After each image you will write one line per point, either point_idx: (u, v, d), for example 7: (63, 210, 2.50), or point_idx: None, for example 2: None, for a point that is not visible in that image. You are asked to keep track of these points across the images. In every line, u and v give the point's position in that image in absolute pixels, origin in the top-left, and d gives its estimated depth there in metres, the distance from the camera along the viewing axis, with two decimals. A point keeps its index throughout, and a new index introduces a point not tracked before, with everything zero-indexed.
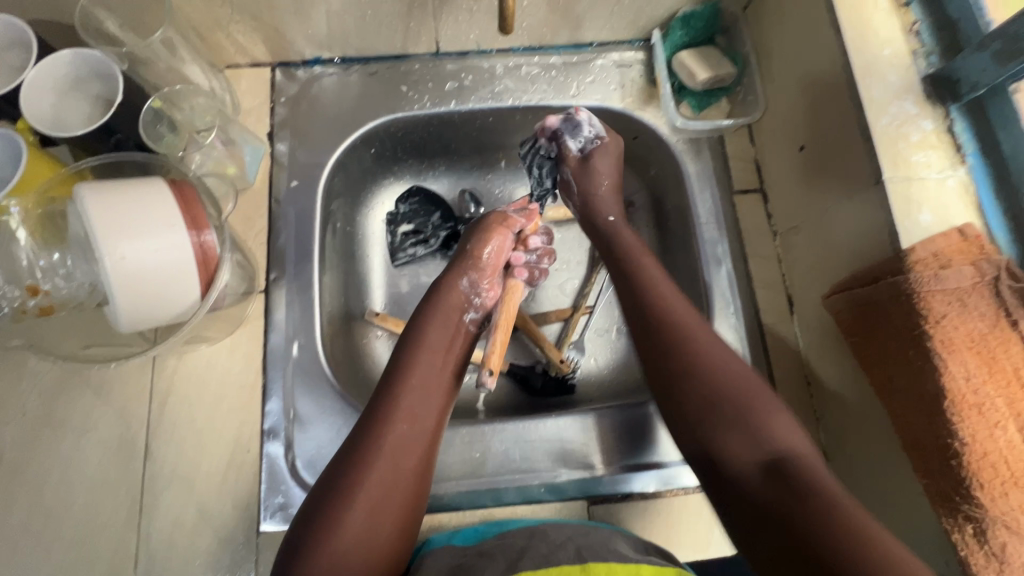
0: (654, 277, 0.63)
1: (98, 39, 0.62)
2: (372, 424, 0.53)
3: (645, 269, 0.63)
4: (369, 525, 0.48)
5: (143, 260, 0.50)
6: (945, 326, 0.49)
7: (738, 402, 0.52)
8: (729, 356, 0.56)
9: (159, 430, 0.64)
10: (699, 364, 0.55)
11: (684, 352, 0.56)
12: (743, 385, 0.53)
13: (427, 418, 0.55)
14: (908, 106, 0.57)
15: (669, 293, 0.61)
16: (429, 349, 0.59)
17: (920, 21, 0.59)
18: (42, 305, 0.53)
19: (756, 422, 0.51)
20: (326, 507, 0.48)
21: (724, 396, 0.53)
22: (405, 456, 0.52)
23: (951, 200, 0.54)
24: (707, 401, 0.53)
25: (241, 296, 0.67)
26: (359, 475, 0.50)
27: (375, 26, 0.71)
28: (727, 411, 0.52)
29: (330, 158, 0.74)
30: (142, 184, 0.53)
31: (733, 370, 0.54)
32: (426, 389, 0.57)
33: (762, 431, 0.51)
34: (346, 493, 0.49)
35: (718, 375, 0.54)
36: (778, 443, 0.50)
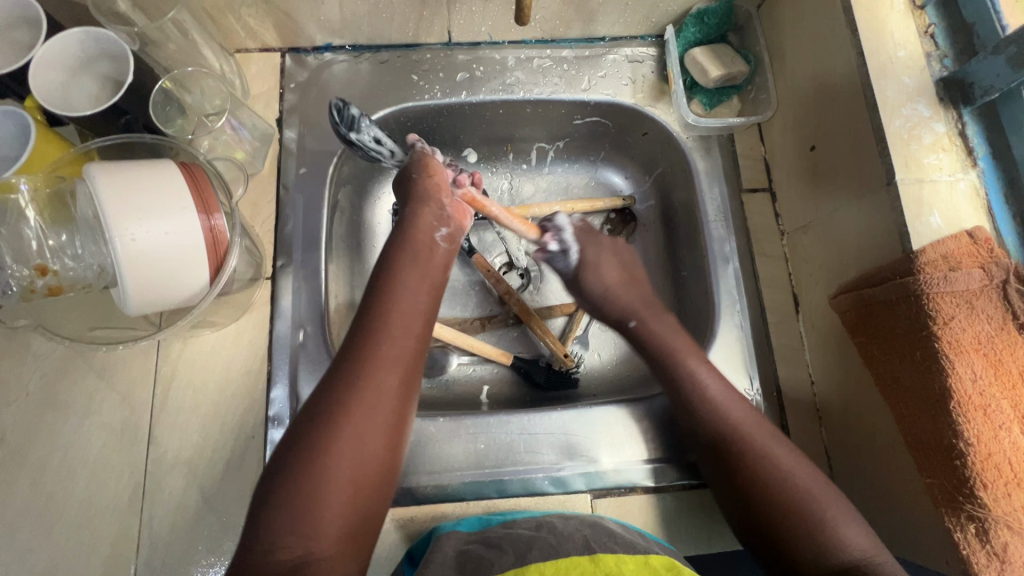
0: (699, 373, 0.63)
1: (110, 18, 0.62)
2: (347, 388, 0.51)
3: (690, 372, 0.63)
4: (349, 492, 0.48)
5: (155, 242, 0.50)
6: (953, 327, 0.50)
7: (806, 503, 0.54)
8: (786, 450, 0.57)
9: (163, 415, 0.63)
10: (758, 461, 0.57)
11: (735, 452, 0.58)
12: (814, 488, 0.55)
13: (400, 376, 0.53)
14: (922, 108, 0.57)
15: (717, 390, 0.62)
16: (401, 305, 0.57)
17: (936, 24, 0.59)
18: (51, 285, 0.52)
19: (828, 529, 0.52)
20: (297, 481, 0.47)
21: (790, 496, 0.54)
22: (377, 420, 0.51)
23: (963, 204, 0.54)
24: (781, 498, 0.55)
25: (248, 282, 0.66)
26: (330, 442, 0.49)
27: (388, 13, 0.71)
28: (794, 520, 0.54)
29: (339, 146, 0.73)
30: (153, 166, 0.52)
31: (799, 476, 0.55)
32: (401, 350, 0.55)
33: (830, 531, 0.52)
34: (321, 459, 0.48)
35: (800, 478, 0.55)
36: (850, 547, 0.51)
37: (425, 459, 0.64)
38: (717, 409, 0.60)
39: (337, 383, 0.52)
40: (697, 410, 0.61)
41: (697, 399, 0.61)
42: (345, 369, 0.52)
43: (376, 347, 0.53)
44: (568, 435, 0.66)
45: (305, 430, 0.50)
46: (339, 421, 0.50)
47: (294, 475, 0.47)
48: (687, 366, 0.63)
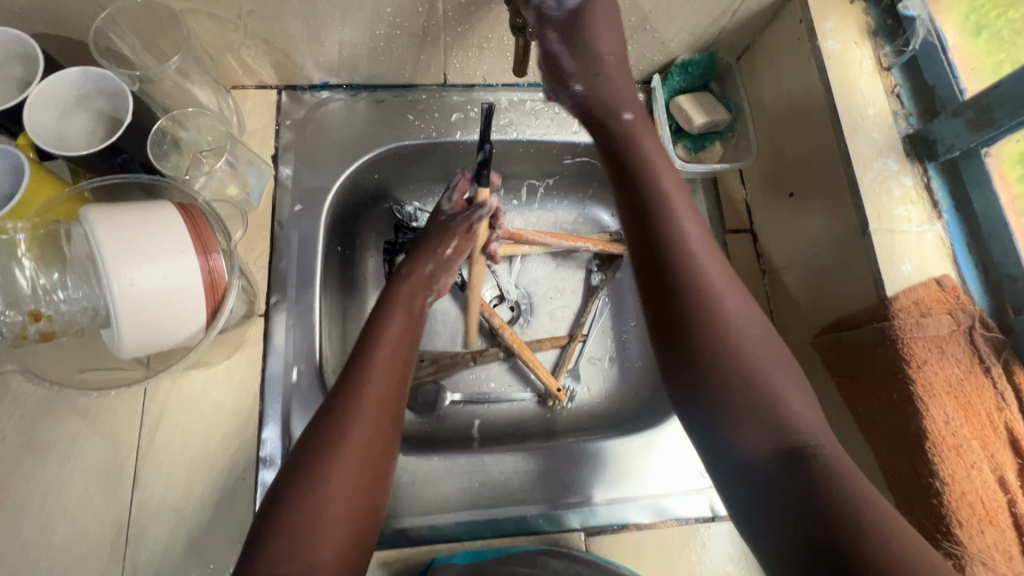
0: (687, 228, 0.52)
1: (109, 57, 0.62)
2: (346, 391, 0.52)
3: (679, 230, 0.51)
4: (355, 475, 0.47)
5: (155, 287, 0.50)
6: (926, 371, 0.53)
7: (746, 370, 0.46)
8: (750, 308, 0.48)
9: (149, 456, 0.62)
10: (714, 314, 0.48)
11: (728, 341, 0.47)
12: (755, 381, 0.45)
13: (397, 374, 0.56)
14: (891, 163, 0.61)
15: (701, 250, 0.51)
16: (395, 325, 0.60)
17: (901, 85, 0.64)
18: (44, 331, 0.51)
19: (778, 410, 0.44)
20: (306, 464, 0.47)
21: (747, 376, 0.45)
22: (380, 414, 0.52)
23: (931, 252, 0.58)
24: (729, 390, 0.45)
25: (241, 319, 0.66)
26: (336, 433, 0.49)
27: (386, 56, 0.72)
28: (756, 384, 0.45)
29: (334, 183, 0.74)
30: (151, 208, 0.52)
31: (726, 300, 0.48)
32: (396, 356, 0.57)
33: (784, 418, 0.44)
34: (330, 448, 0.48)
35: (743, 352, 0.46)
36: (802, 431, 0.44)
37: (419, 498, 0.64)
38: (694, 249, 0.51)
39: (335, 390, 0.52)
40: (682, 248, 0.50)
41: (681, 257, 0.50)
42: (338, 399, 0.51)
43: (372, 352, 0.56)
44: (536, 460, 0.67)
45: (310, 430, 0.50)
46: (343, 418, 0.50)
47: (305, 465, 0.47)
48: (683, 214, 0.52)
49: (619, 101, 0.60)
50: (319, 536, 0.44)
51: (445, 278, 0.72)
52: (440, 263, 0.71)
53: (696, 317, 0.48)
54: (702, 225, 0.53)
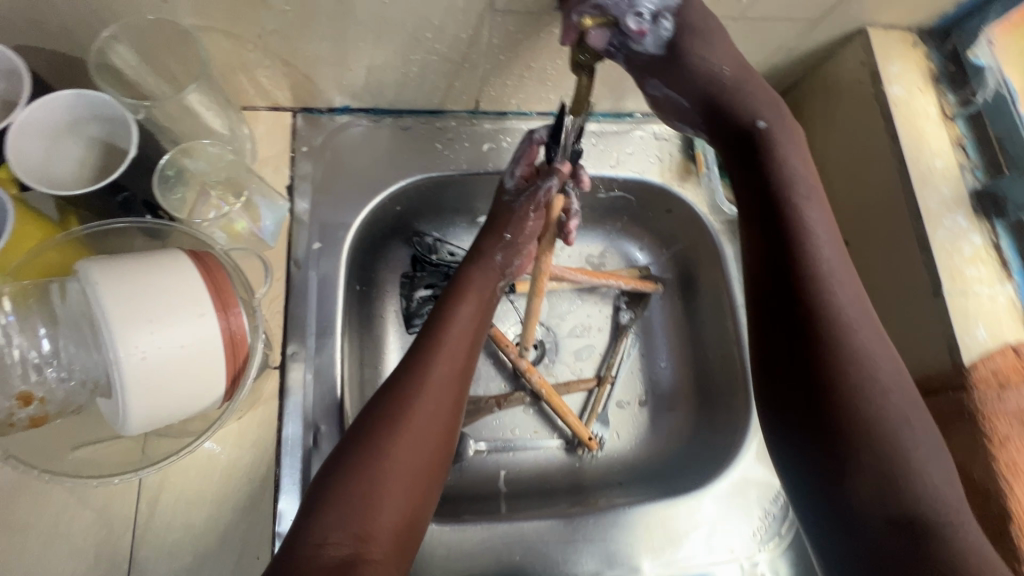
0: (835, 291, 0.48)
1: (110, 79, 0.53)
2: (412, 370, 0.55)
3: (817, 274, 0.48)
4: (413, 454, 0.51)
5: (166, 357, 0.42)
6: (1009, 448, 0.50)
7: (880, 408, 0.45)
8: (897, 372, 0.46)
9: (148, 534, 0.54)
10: (864, 386, 0.45)
11: (870, 414, 0.45)
12: (890, 420, 0.45)
13: (461, 359, 0.58)
14: (960, 219, 0.58)
15: (847, 302, 0.48)
16: (470, 301, 0.62)
17: (966, 136, 0.61)
18: (35, 415, 0.43)
19: (908, 466, 0.44)
20: (368, 437, 0.50)
21: (887, 446, 0.44)
22: (441, 400, 0.54)
23: (1004, 316, 0.56)
24: (863, 428, 0.45)
25: (255, 373, 0.59)
26: (398, 410, 0.52)
27: (417, 82, 0.66)
28: (878, 429, 0.44)
29: (357, 218, 0.68)
30: (160, 259, 0.45)
31: (869, 346, 0.46)
32: (464, 340, 0.59)
33: (910, 478, 0.43)
34: (388, 424, 0.51)
35: (889, 404, 0.45)
36: (932, 491, 0.43)
37: (455, 571, 0.59)
38: (849, 316, 0.47)
39: (402, 368, 0.55)
40: (828, 309, 0.47)
41: (829, 322, 0.47)
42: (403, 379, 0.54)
43: (442, 333, 0.58)
44: (568, 522, 0.62)
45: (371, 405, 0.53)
46: (406, 399, 0.53)
47: (366, 438, 0.50)
48: (811, 219, 0.51)
49: (750, 111, 0.55)
50: (377, 507, 0.48)
51: (517, 262, 0.68)
52: (509, 246, 0.66)
53: (846, 390, 0.45)
54: (843, 259, 0.49)
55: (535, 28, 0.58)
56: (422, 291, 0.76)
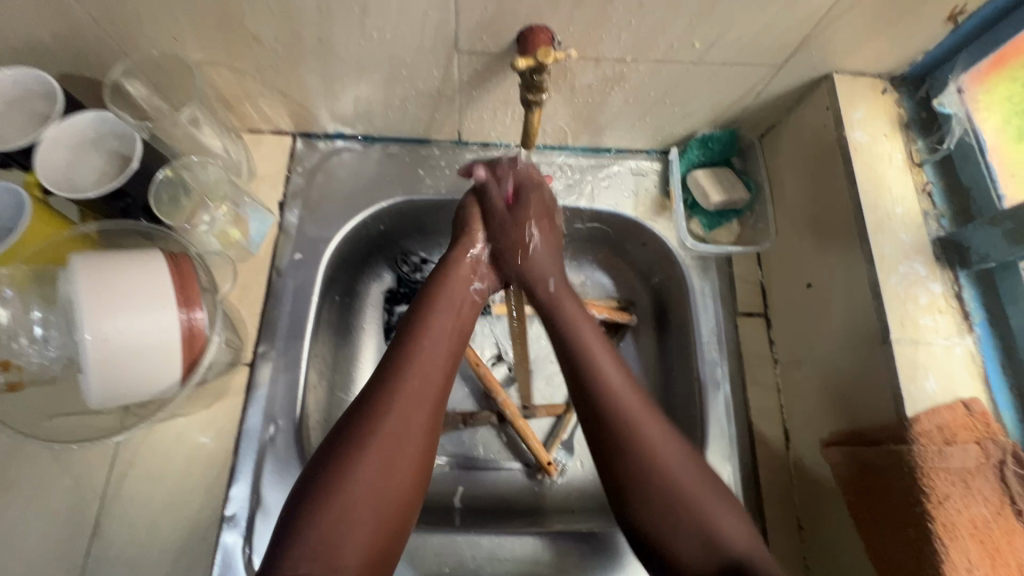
0: (599, 357, 0.58)
1: (124, 105, 0.62)
2: (370, 404, 0.52)
3: (591, 359, 0.58)
4: (378, 481, 0.49)
5: (127, 341, 0.48)
6: (947, 508, 0.48)
7: (682, 493, 0.51)
8: (670, 437, 0.54)
9: (112, 505, 0.60)
10: (637, 436, 0.53)
11: (657, 477, 0.52)
12: (691, 481, 0.52)
13: (437, 377, 0.55)
14: (918, 267, 0.57)
15: (615, 373, 0.57)
16: (444, 316, 0.60)
17: (933, 182, 0.60)
18: (10, 380, 0.52)
19: (710, 525, 0.50)
20: (334, 466, 0.49)
21: (683, 492, 0.51)
22: (411, 421, 0.52)
23: (959, 369, 0.53)
24: (661, 507, 0.51)
25: (225, 367, 0.64)
26: (361, 436, 0.50)
27: (401, 113, 0.72)
28: (682, 515, 0.51)
29: (338, 233, 0.74)
30: (137, 256, 0.52)
31: (665, 447, 0.53)
32: (439, 352, 0.57)
33: (712, 529, 0.50)
34: (356, 453, 0.49)
35: (666, 465, 0.52)
36: (728, 539, 0.49)
37: None
38: (616, 389, 0.56)
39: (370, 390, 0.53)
40: (601, 385, 0.56)
41: (603, 389, 0.56)
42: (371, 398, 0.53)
43: (414, 349, 0.56)
44: (547, 540, 0.63)
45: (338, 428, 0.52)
46: (370, 422, 0.51)
47: (332, 469, 0.49)
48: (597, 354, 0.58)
49: (539, 274, 0.65)
50: (345, 540, 0.46)
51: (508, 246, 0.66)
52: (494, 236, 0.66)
53: (626, 453, 0.53)
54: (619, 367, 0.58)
55: (500, 68, 0.63)
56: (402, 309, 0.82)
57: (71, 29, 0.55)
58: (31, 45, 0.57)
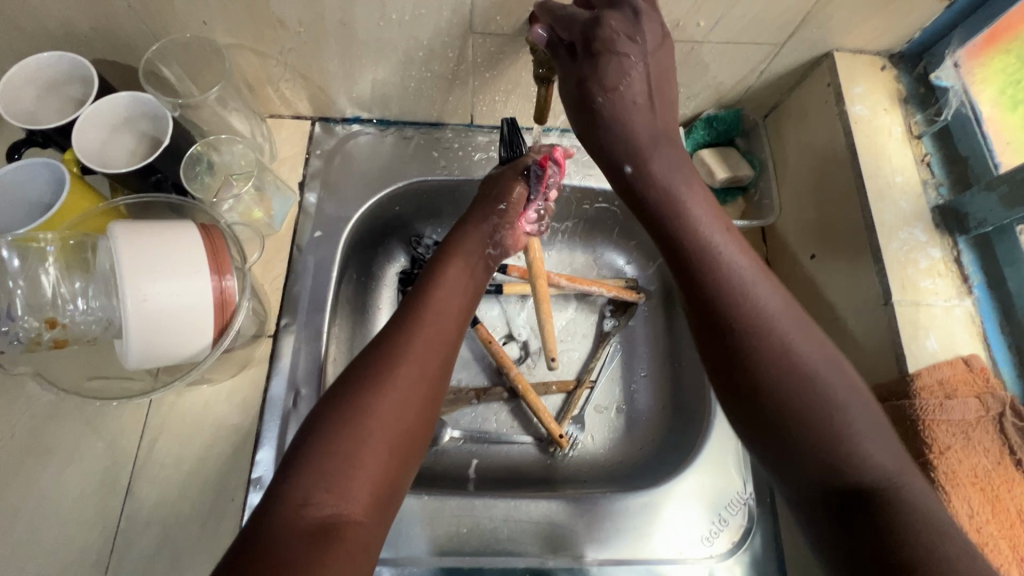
0: (727, 259, 0.52)
1: (155, 83, 0.66)
2: (386, 349, 0.51)
3: (713, 260, 0.52)
4: (394, 420, 0.48)
5: (164, 303, 0.51)
6: (948, 458, 0.49)
7: (811, 393, 0.46)
8: (804, 333, 0.48)
9: (144, 468, 0.62)
10: (769, 340, 0.48)
11: (807, 385, 0.46)
12: (823, 375, 0.46)
13: (450, 328, 0.56)
14: (918, 233, 0.59)
15: (738, 255, 0.52)
16: (454, 274, 0.61)
17: (931, 154, 0.63)
18: (57, 338, 0.53)
19: (846, 446, 0.44)
20: (349, 400, 0.47)
21: (811, 399, 0.45)
22: (423, 369, 0.51)
23: (958, 329, 0.55)
24: (794, 413, 0.45)
25: (250, 339, 0.67)
26: (378, 375, 0.49)
27: (416, 95, 0.75)
28: (814, 424, 0.45)
29: (356, 212, 0.76)
30: (173, 225, 0.54)
31: (799, 348, 0.47)
32: (452, 309, 0.57)
33: (846, 448, 0.44)
34: (373, 391, 0.48)
35: (795, 364, 0.47)
36: (866, 461, 0.43)
37: (409, 539, 0.62)
38: (753, 298, 0.50)
39: (385, 335, 0.53)
40: (729, 292, 0.50)
41: (736, 298, 0.50)
42: (386, 342, 0.52)
43: (428, 299, 0.57)
44: (570, 503, 0.65)
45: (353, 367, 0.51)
46: (387, 363, 0.50)
47: (346, 404, 0.47)
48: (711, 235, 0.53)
49: (646, 154, 0.57)
50: (353, 474, 0.44)
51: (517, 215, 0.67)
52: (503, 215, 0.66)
53: (749, 347, 0.48)
54: (746, 252, 0.52)
55: (513, 49, 0.65)
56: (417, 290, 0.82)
57: (106, 14, 0.59)
58: (68, 30, 0.60)
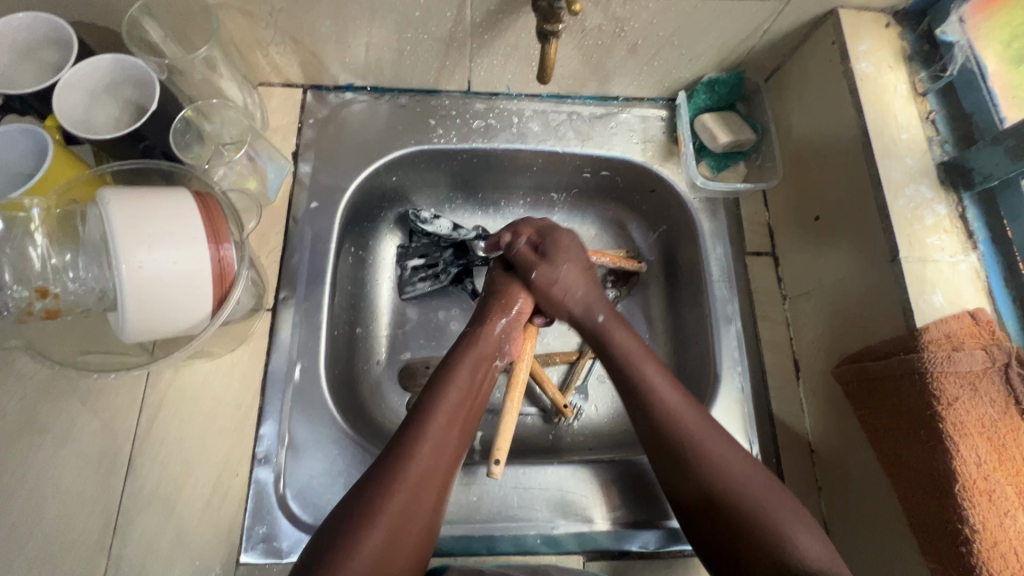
0: (647, 360, 0.62)
1: (141, 47, 0.63)
2: (389, 474, 0.51)
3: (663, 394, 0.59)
4: (378, 565, 0.47)
5: (161, 272, 0.49)
6: (956, 409, 0.50)
7: (752, 510, 0.51)
8: (731, 451, 0.55)
9: (145, 445, 0.61)
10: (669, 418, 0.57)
11: (707, 474, 0.54)
12: (751, 488, 0.52)
13: (447, 455, 0.55)
14: (924, 189, 0.59)
15: (661, 380, 0.60)
16: (456, 390, 0.59)
17: (936, 111, 0.62)
18: (49, 308, 0.51)
19: (774, 533, 0.50)
20: (343, 534, 0.48)
21: (738, 496, 0.52)
22: (420, 499, 0.51)
23: (964, 284, 0.56)
24: (717, 502, 0.53)
25: (248, 312, 0.65)
26: (369, 517, 0.49)
27: (411, 60, 0.72)
28: (739, 514, 0.51)
29: (352, 183, 0.74)
30: (166, 192, 0.52)
31: (713, 444, 0.55)
32: (454, 423, 0.57)
33: (779, 538, 0.49)
34: (364, 523, 0.48)
35: (712, 456, 0.55)
36: (796, 552, 0.49)
37: None
38: (692, 427, 0.57)
39: (380, 465, 0.53)
40: (667, 418, 0.57)
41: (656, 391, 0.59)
42: (389, 462, 0.53)
43: (427, 425, 0.55)
44: (580, 469, 0.66)
45: (355, 491, 0.51)
46: (384, 492, 0.50)
47: (337, 542, 0.47)
48: (643, 355, 0.62)
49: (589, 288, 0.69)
50: None
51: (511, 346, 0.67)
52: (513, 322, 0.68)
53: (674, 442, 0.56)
54: (674, 383, 0.60)
55: (513, 8, 0.63)
56: (414, 265, 0.81)
57: None
58: None
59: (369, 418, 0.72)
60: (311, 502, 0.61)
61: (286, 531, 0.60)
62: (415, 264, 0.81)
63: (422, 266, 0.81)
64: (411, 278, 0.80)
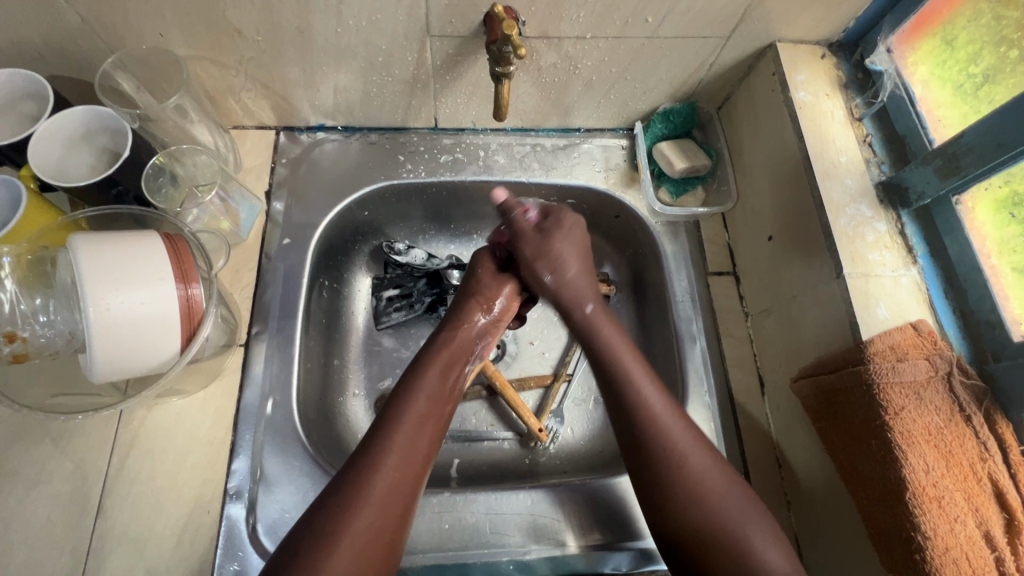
0: (638, 375, 0.62)
1: (113, 97, 0.66)
2: (359, 473, 0.53)
3: (648, 404, 0.60)
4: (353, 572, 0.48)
5: (130, 313, 0.50)
6: (903, 418, 0.52)
7: (721, 533, 0.53)
8: (710, 470, 0.56)
9: (116, 486, 0.61)
10: (663, 441, 0.58)
11: (693, 498, 0.55)
12: (724, 514, 0.54)
13: (413, 465, 0.56)
14: (864, 209, 0.62)
15: (650, 389, 0.61)
16: (427, 386, 0.61)
17: (873, 134, 0.67)
18: (17, 352, 0.52)
19: (750, 557, 0.52)
20: (313, 541, 0.49)
21: (716, 525, 0.53)
22: (393, 491, 0.53)
23: (906, 297, 0.59)
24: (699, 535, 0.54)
25: (221, 349, 0.66)
26: (333, 534, 0.49)
27: (378, 101, 0.76)
28: (722, 540, 0.53)
29: (324, 219, 0.77)
30: (135, 235, 0.54)
31: (694, 464, 0.56)
32: (424, 414, 0.59)
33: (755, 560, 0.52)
34: (335, 525, 0.50)
35: (694, 481, 0.56)
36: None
37: None
38: (683, 447, 0.57)
39: (350, 463, 0.54)
40: (659, 437, 0.58)
41: (647, 410, 0.59)
42: (359, 459, 0.54)
43: (393, 433, 0.56)
44: (550, 492, 0.66)
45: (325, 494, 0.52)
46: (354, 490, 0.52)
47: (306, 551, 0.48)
48: (630, 370, 0.62)
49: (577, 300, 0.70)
50: None
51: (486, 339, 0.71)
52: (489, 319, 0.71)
53: (663, 466, 0.57)
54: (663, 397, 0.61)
55: (471, 51, 0.67)
56: (388, 296, 0.83)
57: (61, 30, 0.59)
58: (21, 48, 0.60)
59: (344, 450, 0.73)
60: (283, 536, 0.61)
61: (258, 567, 0.60)
62: (389, 295, 0.83)
63: (396, 296, 0.83)
64: (385, 308, 0.82)
